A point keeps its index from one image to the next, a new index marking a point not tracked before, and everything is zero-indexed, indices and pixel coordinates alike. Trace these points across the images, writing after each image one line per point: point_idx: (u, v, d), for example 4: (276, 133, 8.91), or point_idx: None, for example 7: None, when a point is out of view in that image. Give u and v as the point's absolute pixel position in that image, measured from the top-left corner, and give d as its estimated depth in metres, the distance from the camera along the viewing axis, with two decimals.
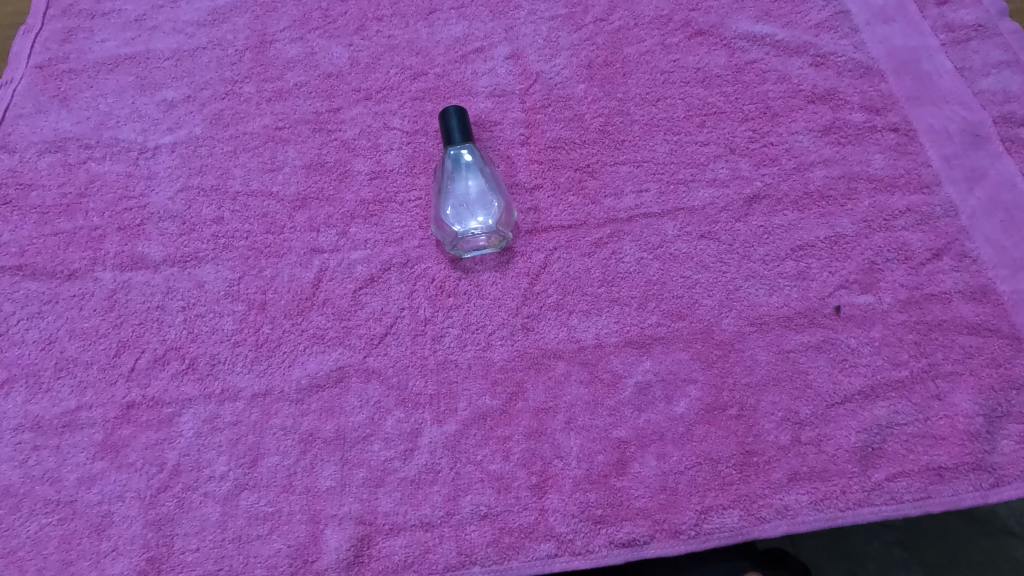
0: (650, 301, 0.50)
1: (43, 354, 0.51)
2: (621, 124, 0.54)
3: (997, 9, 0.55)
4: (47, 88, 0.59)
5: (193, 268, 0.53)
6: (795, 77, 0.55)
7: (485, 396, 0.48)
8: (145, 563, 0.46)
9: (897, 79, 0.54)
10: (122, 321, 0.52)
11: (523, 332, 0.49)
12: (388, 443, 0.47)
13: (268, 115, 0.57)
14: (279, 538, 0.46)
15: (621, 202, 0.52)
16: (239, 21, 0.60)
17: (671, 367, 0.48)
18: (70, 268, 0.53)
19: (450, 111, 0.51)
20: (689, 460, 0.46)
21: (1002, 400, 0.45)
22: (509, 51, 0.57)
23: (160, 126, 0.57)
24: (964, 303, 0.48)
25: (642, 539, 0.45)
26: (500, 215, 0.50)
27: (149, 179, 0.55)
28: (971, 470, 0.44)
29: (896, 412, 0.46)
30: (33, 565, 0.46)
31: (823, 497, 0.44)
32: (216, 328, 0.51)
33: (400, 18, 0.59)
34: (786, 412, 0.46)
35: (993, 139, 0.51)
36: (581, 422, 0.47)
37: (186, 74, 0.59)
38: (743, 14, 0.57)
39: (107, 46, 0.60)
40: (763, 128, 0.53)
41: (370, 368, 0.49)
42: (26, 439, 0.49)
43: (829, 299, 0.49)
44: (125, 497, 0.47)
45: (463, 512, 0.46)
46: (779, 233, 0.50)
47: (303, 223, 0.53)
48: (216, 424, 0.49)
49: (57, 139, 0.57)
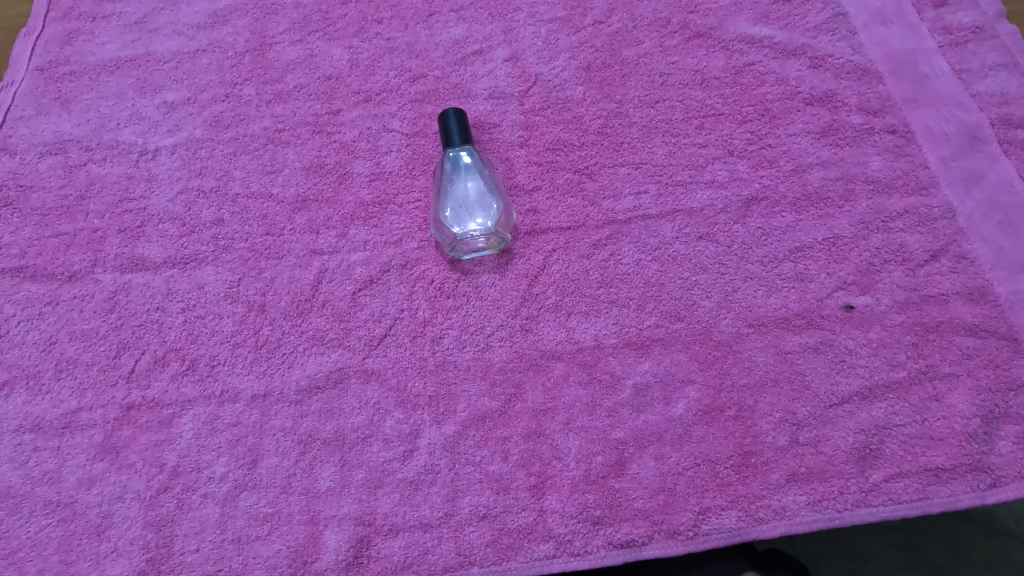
0: (648, 302, 0.50)
1: (45, 356, 0.51)
2: (620, 126, 0.55)
3: (995, 12, 0.55)
4: (48, 90, 0.59)
5: (193, 269, 0.53)
6: (793, 80, 0.55)
7: (484, 397, 0.48)
8: (145, 564, 0.46)
9: (895, 81, 0.54)
10: (122, 322, 0.52)
11: (522, 334, 0.49)
12: (388, 444, 0.48)
13: (268, 118, 0.57)
14: (279, 539, 0.46)
15: (620, 204, 0.52)
16: (239, 23, 0.60)
17: (669, 368, 0.48)
18: (70, 269, 0.53)
19: (449, 112, 0.52)
20: (687, 461, 0.46)
21: (999, 401, 0.45)
22: (508, 53, 0.58)
23: (161, 128, 0.57)
24: (962, 304, 0.48)
25: (640, 540, 0.45)
26: (499, 216, 0.51)
27: (149, 181, 0.56)
28: (969, 471, 0.44)
29: (894, 413, 0.46)
30: (34, 566, 0.46)
31: (821, 498, 0.44)
32: (215, 330, 0.51)
33: (400, 20, 0.60)
34: (784, 413, 0.46)
35: (990, 141, 0.51)
36: (579, 423, 0.47)
37: (186, 76, 0.59)
38: (741, 16, 0.57)
39: (107, 49, 0.60)
40: (761, 130, 0.54)
41: (369, 369, 0.49)
42: (27, 440, 0.49)
43: (827, 301, 0.49)
44: (126, 498, 0.48)
45: (462, 513, 0.46)
46: (777, 235, 0.51)
47: (303, 225, 0.53)
48: (216, 425, 0.49)
49: (58, 141, 0.57)
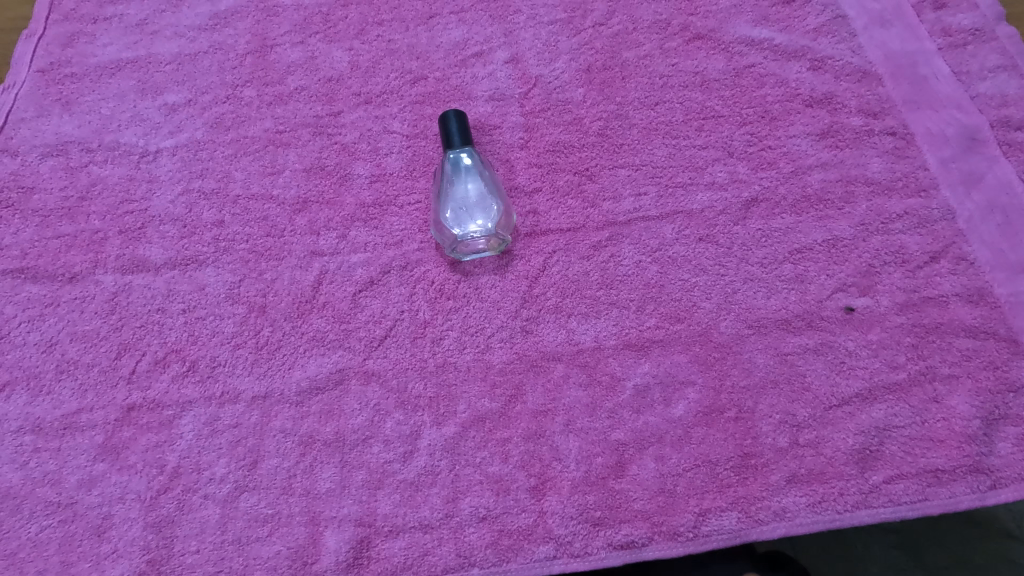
0: (648, 303, 0.50)
1: (45, 357, 0.51)
2: (620, 128, 0.55)
3: (994, 14, 0.55)
4: (49, 91, 0.59)
5: (193, 271, 0.53)
6: (793, 82, 0.55)
7: (484, 398, 0.48)
8: (145, 565, 0.46)
9: (895, 83, 0.54)
10: (122, 323, 0.52)
11: (522, 335, 0.49)
12: (388, 445, 0.48)
13: (269, 119, 0.57)
14: (279, 540, 0.46)
15: (620, 205, 0.52)
16: (240, 25, 0.61)
17: (669, 369, 0.48)
18: (71, 270, 0.53)
19: (449, 114, 0.52)
20: (687, 462, 0.46)
21: (999, 403, 0.46)
22: (508, 55, 0.58)
23: (162, 130, 0.57)
24: (961, 306, 0.48)
25: (640, 541, 0.45)
26: (499, 218, 0.51)
27: (150, 182, 0.56)
28: (969, 472, 0.44)
29: (894, 414, 0.46)
30: (34, 567, 0.46)
31: (821, 500, 0.45)
32: (216, 331, 0.51)
33: (400, 22, 0.60)
34: (784, 415, 0.47)
35: (990, 142, 0.52)
36: (579, 424, 0.47)
37: (187, 78, 0.59)
38: (741, 18, 0.57)
39: (109, 51, 0.61)
40: (761, 132, 0.54)
41: (369, 370, 0.49)
42: (27, 441, 0.49)
43: (827, 302, 0.49)
44: (126, 499, 0.48)
45: (462, 515, 0.46)
46: (777, 236, 0.51)
47: (303, 226, 0.53)
48: (217, 426, 0.49)
49: (58, 143, 0.57)
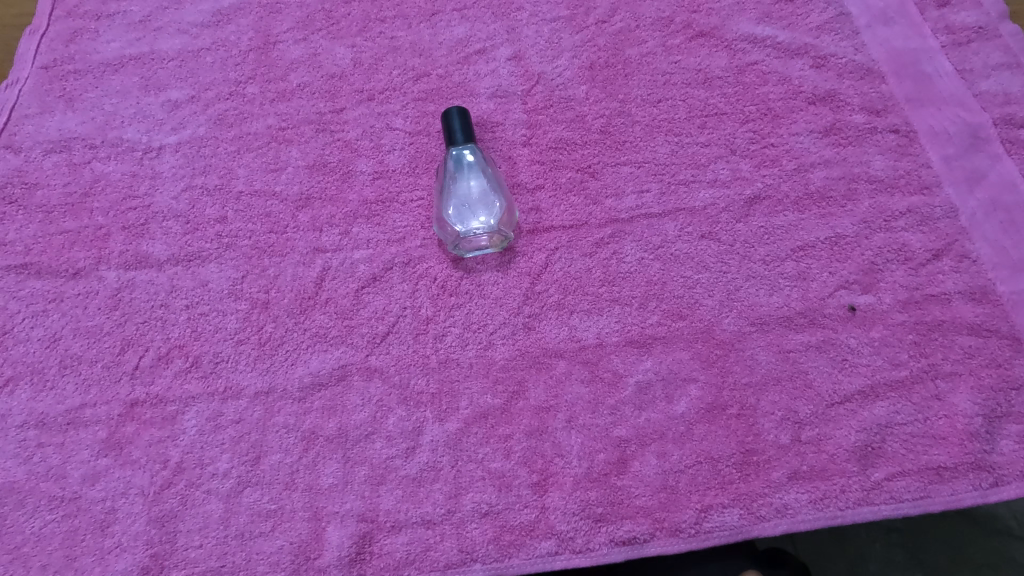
0: (650, 301, 0.50)
1: (49, 352, 0.51)
2: (622, 125, 0.55)
3: (997, 12, 0.55)
4: (53, 88, 0.60)
5: (197, 267, 0.53)
6: (796, 79, 0.55)
7: (486, 395, 0.48)
8: (148, 559, 0.46)
9: (898, 80, 0.54)
10: (126, 319, 0.52)
11: (524, 332, 0.49)
12: (390, 441, 0.48)
13: (271, 116, 0.57)
14: (281, 534, 0.46)
15: (622, 202, 0.52)
16: (243, 22, 0.61)
17: (671, 366, 0.48)
18: (75, 266, 0.53)
19: (452, 111, 0.52)
20: (689, 459, 0.46)
21: (1001, 400, 0.45)
22: (511, 53, 0.58)
23: (164, 127, 0.58)
24: (964, 303, 0.48)
25: (642, 537, 0.45)
26: (501, 215, 0.51)
27: (154, 179, 0.56)
28: (971, 470, 0.44)
29: (895, 412, 0.46)
30: (38, 562, 0.46)
31: (823, 496, 0.45)
32: (219, 327, 0.51)
33: (403, 19, 0.60)
34: (786, 412, 0.47)
35: (993, 140, 0.52)
36: (581, 421, 0.47)
37: (190, 75, 0.59)
38: (744, 15, 0.57)
39: (112, 47, 0.61)
40: (764, 129, 0.54)
41: (372, 366, 0.49)
42: (32, 436, 0.49)
43: (829, 299, 0.49)
44: (129, 494, 0.48)
45: (464, 511, 0.46)
46: (779, 234, 0.51)
47: (306, 223, 0.53)
48: (220, 422, 0.49)
49: (62, 139, 0.58)
